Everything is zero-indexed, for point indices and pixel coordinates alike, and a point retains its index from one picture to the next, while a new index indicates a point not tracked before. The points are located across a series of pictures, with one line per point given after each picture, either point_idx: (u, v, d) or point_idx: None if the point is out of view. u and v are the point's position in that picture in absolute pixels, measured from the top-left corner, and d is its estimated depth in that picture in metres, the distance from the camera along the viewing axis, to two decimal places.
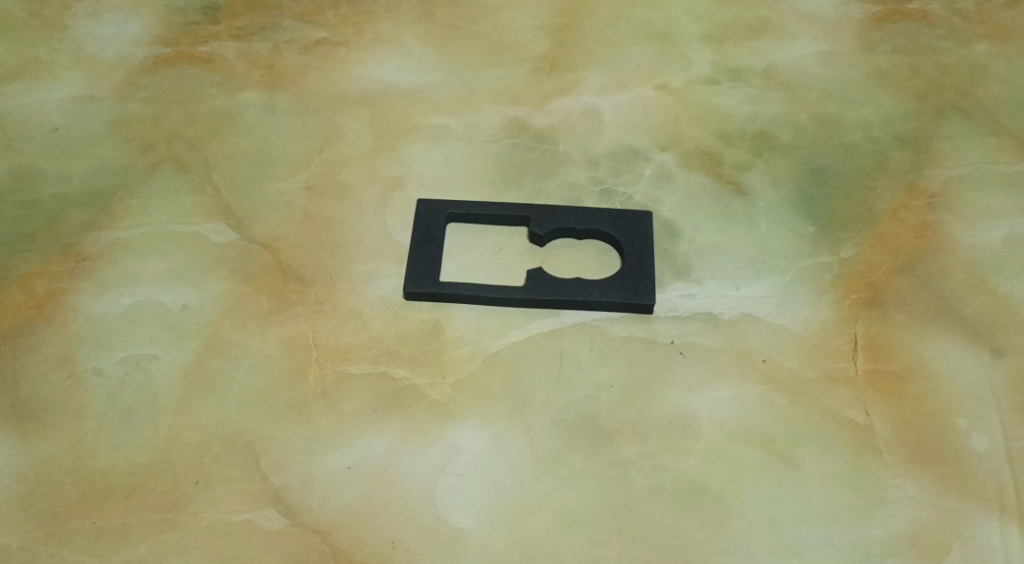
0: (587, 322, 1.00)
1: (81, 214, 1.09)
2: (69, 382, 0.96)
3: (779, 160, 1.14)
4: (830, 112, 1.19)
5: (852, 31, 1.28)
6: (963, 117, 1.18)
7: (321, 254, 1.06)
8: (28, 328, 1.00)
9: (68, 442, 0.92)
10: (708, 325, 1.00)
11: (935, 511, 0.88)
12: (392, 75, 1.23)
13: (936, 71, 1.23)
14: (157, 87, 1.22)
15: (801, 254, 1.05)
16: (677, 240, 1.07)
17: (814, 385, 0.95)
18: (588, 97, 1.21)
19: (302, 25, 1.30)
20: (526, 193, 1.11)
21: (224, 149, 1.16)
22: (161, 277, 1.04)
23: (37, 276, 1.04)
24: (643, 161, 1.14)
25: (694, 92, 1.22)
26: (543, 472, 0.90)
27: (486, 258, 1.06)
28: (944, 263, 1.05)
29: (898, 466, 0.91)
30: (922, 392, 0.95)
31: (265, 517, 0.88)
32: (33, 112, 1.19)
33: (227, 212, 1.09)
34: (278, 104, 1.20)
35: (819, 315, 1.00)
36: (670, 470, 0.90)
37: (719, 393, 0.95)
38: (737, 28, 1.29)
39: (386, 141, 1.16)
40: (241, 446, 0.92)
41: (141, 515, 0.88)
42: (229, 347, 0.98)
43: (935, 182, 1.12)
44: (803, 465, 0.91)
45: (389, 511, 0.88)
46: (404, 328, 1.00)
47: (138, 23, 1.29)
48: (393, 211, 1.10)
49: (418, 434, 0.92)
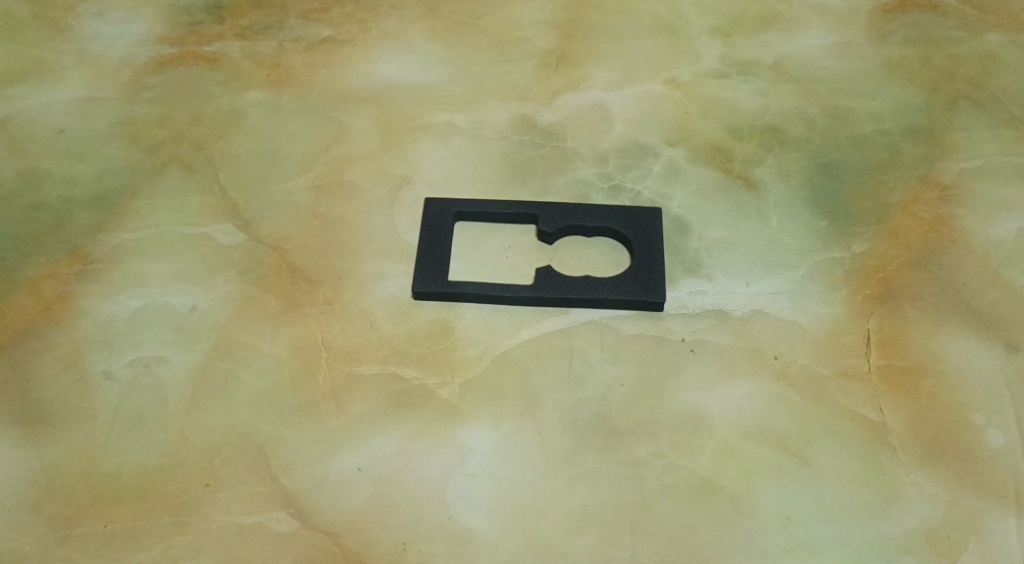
0: (597, 320, 0.99)
1: (88, 216, 1.09)
2: (79, 385, 0.96)
3: (789, 154, 1.13)
4: (841, 105, 1.18)
5: (861, 22, 1.26)
6: (975, 108, 1.17)
7: (330, 254, 1.05)
8: (37, 332, 0.99)
9: (78, 445, 0.92)
10: (719, 323, 0.99)
11: (951, 508, 0.87)
12: (399, 72, 1.23)
13: (948, 62, 1.22)
14: (163, 87, 1.22)
15: (813, 249, 1.04)
16: (687, 236, 1.06)
17: (827, 382, 0.95)
18: (595, 92, 1.20)
19: (308, 22, 1.29)
20: (534, 190, 1.10)
21: (230, 150, 1.15)
22: (169, 279, 1.03)
23: (45, 279, 1.03)
24: (652, 156, 1.14)
25: (703, 86, 1.21)
26: (554, 472, 0.90)
27: (494, 257, 1.05)
28: (957, 257, 1.04)
29: (912, 463, 0.90)
30: (936, 388, 0.94)
31: (275, 520, 0.87)
32: (39, 114, 1.19)
33: (234, 213, 1.09)
34: (284, 103, 1.20)
35: (831, 311, 0.99)
36: (682, 469, 0.90)
37: (731, 390, 0.94)
38: (745, 20, 1.28)
39: (394, 139, 1.16)
40: (252, 447, 0.92)
41: (152, 519, 0.88)
42: (238, 349, 0.98)
43: (947, 175, 1.11)
44: (816, 463, 0.90)
45: (400, 512, 0.88)
46: (413, 328, 0.99)
47: (143, 23, 1.29)
48: (401, 209, 1.09)
49: (428, 435, 0.92)
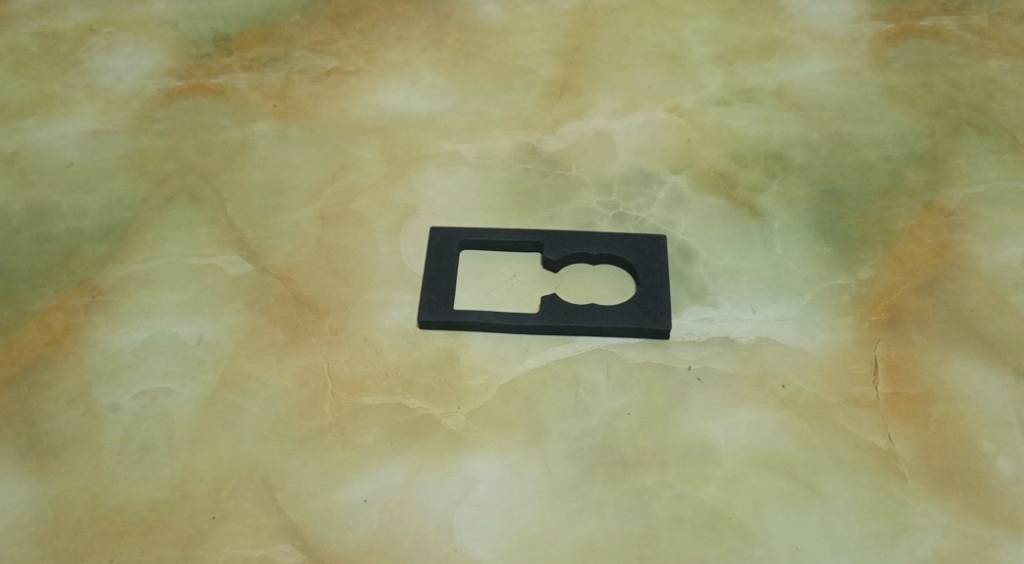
0: (602, 348, 0.99)
1: (96, 248, 1.10)
2: (86, 417, 0.96)
3: (793, 181, 1.14)
4: (844, 131, 1.19)
5: (863, 49, 1.27)
6: (979, 133, 1.17)
7: (336, 284, 1.06)
8: (45, 364, 1.00)
9: (85, 478, 0.92)
10: (725, 350, 0.99)
11: (963, 538, 0.86)
12: (404, 102, 1.24)
13: (950, 88, 1.23)
14: (170, 120, 1.23)
15: (818, 276, 1.05)
16: (692, 263, 1.06)
17: (835, 409, 0.94)
18: (599, 120, 1.21)
19: (314, 54, 1.30)
20: (539, 218, 1.11)
21: (238, 181, 1.16)
22: (176, 310, 1.04)
23: (54, 311, 1.04)
24: (656, 184, 1.14)
25: (706, 114, 1.21)
26: (561, 502, 0.89)
27: (500, 285, 1.05)
28: (963, 283, 1.03)
29: (922, 491, 0.89)
30: (945, 416, 0.94)
31: (282, 552, 0.87)
32: (48, 148, 1.20)
33: (241, 244, 1.10)
34: (290, 134, 1.21)
35: (837, 338, 0.99)
36: (690, 499, 0.89)
37: (738, 419, 0.94)
38: (747, 48, 1.29)
39: (399, 169, 1.16)
40: (259, 479, 0.92)
41: (158, 552, 0.87)
42: (245, 379, 0.98)
43: (952, 200, 1.11)
44: (825, 492, 0.89)
45: (406, 544, 0.87)
46: (419, 358, 0.99)
47: (152, 56, 1.30)
48: (406, 239, 1.10)
49: (434, 466, 0.92)
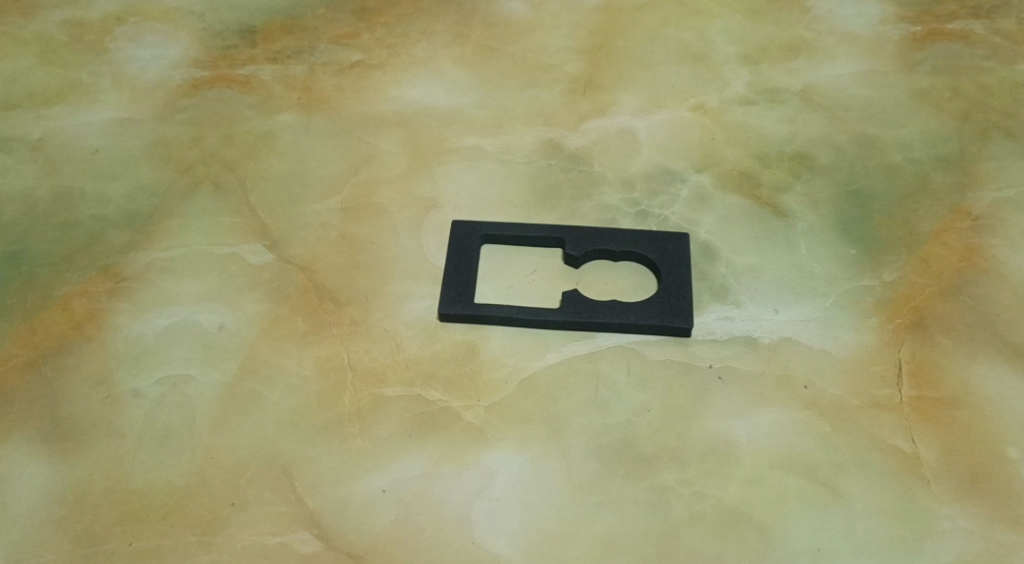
0: (622, 345, 0.99)
1: (120, 235, 1.10)
2: (108, 402, 0.96)
3: (818, 182, 1.13)
4: (870, 133, 1.18)
5: (890, 51, 1.26)
6: (1007, 138, 1.16)
7: (357, 275, 1.06)
8: (68, 348, 1.00)
9: (106, 463, 0.92)
10: (747, 349, 0.98)
11: (986, 544, 0.85)
12: (428, 96, 1.24)
13: (979, 91, 1.22)
14: (196, 109, 1.23)
15: (842, 277, 1.04)
16: (715, 262, 1.05)
17: (857, 411, 0.94)
18: (623, 117, 1.21)
19: (338, 47, 1.30)
20: (561, 214, 1.10)
21: (261, 171, 1.16)
22: (198, 298, 1.04)
23: (77, 296, 1.05)
24: (679, 182, 1.13)
25: (731, 112, 1.21)
26: (580, 497, 0.89)
27: (521, 279, 1.05)
28: (990, 288, 1.02)
29: (946, 496, 0.88)
30: (970, 420, 0.93)
31: (300, 540, 0.87)
32: (74, 135, 1.21)
33: (263, 234, 1.10)
34: (314, 126, 1.21)
35: (861, 339, 0.98)
36: (710, 497, 0.89)
37: (759, 419, 0.93)
38: (774, 48, 1.28)
39: (422, 162, 1.16)
40: (278, 467, 0.92)
41: (177, 538, 0.88)
42: (265, 368, 0.98)
43: (980, 204, 1.10)
44: (847, 494, 0.89)
45: (424, 535, 0.87)
46: (439, 351, 0.99)
47: (177, 47, 1.31)
48: (429, 232, 1.10)
49: (453, 458, 0.91)
